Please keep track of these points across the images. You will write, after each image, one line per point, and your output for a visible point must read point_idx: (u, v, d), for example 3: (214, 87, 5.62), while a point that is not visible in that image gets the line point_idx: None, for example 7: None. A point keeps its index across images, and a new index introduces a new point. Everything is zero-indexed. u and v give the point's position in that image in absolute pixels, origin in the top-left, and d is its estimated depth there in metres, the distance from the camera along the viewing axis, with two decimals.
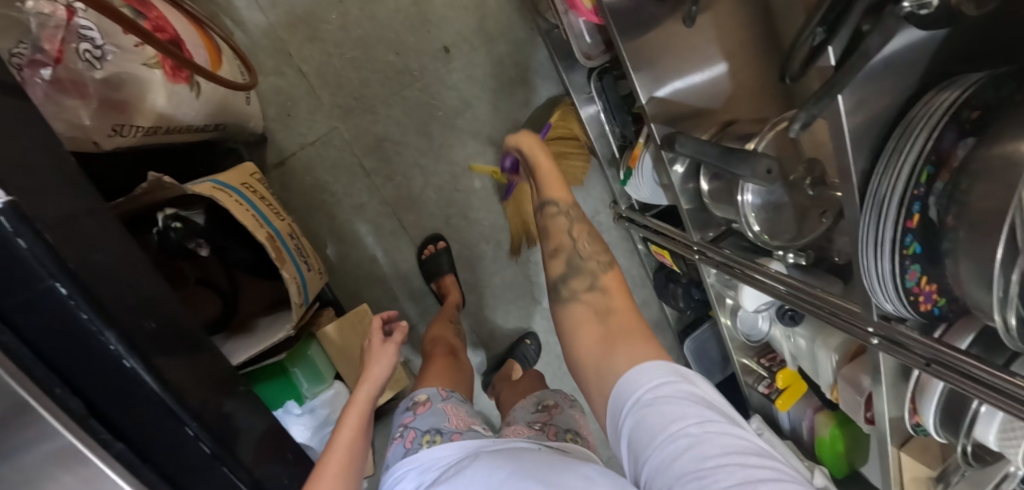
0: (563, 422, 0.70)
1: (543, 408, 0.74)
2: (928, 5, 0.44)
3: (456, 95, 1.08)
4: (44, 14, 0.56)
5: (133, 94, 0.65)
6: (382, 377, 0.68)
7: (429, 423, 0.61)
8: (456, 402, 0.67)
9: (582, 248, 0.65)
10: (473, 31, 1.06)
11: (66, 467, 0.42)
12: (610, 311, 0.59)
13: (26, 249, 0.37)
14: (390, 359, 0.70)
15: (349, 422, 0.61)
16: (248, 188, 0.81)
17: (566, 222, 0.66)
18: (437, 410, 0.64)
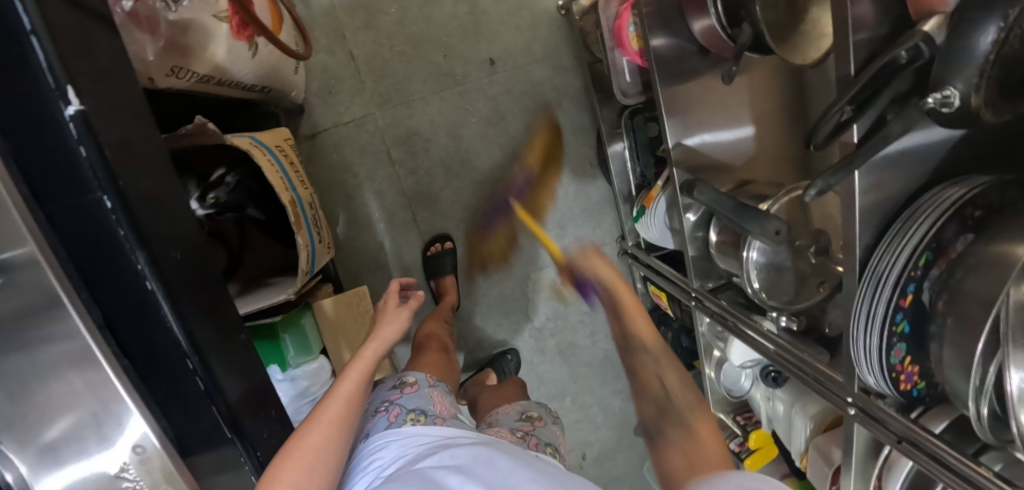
0: (545, 436, 0.74)
1: (527, 418, 0.78)
2: (950, 104, 0.48)
3: (493, 106, 1.11)
4: None
5: (196, 41, 0.68)
6: (393, 339, 0.69)
7: (415, 404, 0.65)
8: (441, 391, 0.70)
9: (670, 382, 0.61)
10: (521, 49, 1.10)
11: (78, 369, 0.43)
12: (699, 460, 0.50)
13: (85, 158, 0.40)
14: (401, 323, 0.72)
15: (351, 371, 0.61)
16: (281, 151, 0.83)
17: (654, 365, 0.63)
18: (423, 394, 0.67)
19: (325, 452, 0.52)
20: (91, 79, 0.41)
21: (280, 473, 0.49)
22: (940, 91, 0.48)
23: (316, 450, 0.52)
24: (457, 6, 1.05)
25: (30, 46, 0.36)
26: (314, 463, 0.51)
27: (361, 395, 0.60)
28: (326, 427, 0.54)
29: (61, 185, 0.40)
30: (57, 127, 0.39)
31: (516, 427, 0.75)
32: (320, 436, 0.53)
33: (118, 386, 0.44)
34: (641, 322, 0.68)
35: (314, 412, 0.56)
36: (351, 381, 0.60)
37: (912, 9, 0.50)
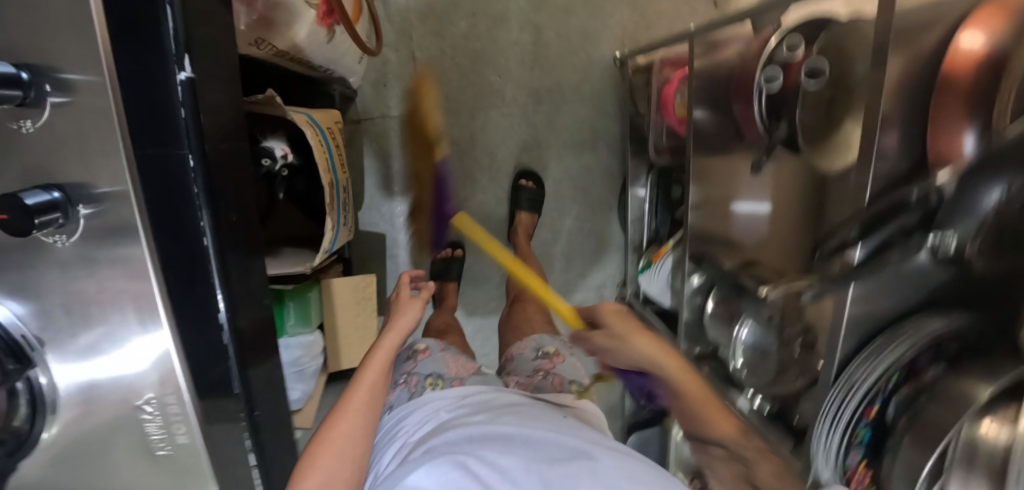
0: (567, 374, 0.84)
1: (543, 355, 0.88)
2: (947, 247, 0.57)
3: (532, 133, 1.16)
4: None
5: (282, 20, 0.73)
6: (408, 326, 0.77)
7: (430, 368, 0.74)
8: (452, 351, 0.79)
9: (758, 473, 0.56)
10: (571, 87, 1.14)
11: (138, 304, 0.46)
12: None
13: (183, 119, 0.45)
14: (415, 311, 0.80)
15: (374, 362, 0.69)
16: (330, 133, 0.88)
17: (730, 452, 0.60)
18: (437, 359, 0.76)
19: (349, 443, 0.60)
20: (202, 49, 0.46)
21: (313, 458, 0.57)
22: (943, 232, 0.56)
23: (339, 439, 0.60)
24: (522, 35, 1.11)
25: (164, 14, 0.42)
26: (341, 454, 0.59)
27: (381, 384, 0.68)
28: (351, 416, 0.63)
29: (154, 139, 0.43)
30: (165, 84, 0.43)
31: (535, 367, 0.86)
32: (347, 426, 0.61)
33: (170, 329, 0.47)
34: (716, 415, 0.63)
35: (342, 400, 0.65)
36: (372, 373, 0.68)
37: (930, 156, 0.56)
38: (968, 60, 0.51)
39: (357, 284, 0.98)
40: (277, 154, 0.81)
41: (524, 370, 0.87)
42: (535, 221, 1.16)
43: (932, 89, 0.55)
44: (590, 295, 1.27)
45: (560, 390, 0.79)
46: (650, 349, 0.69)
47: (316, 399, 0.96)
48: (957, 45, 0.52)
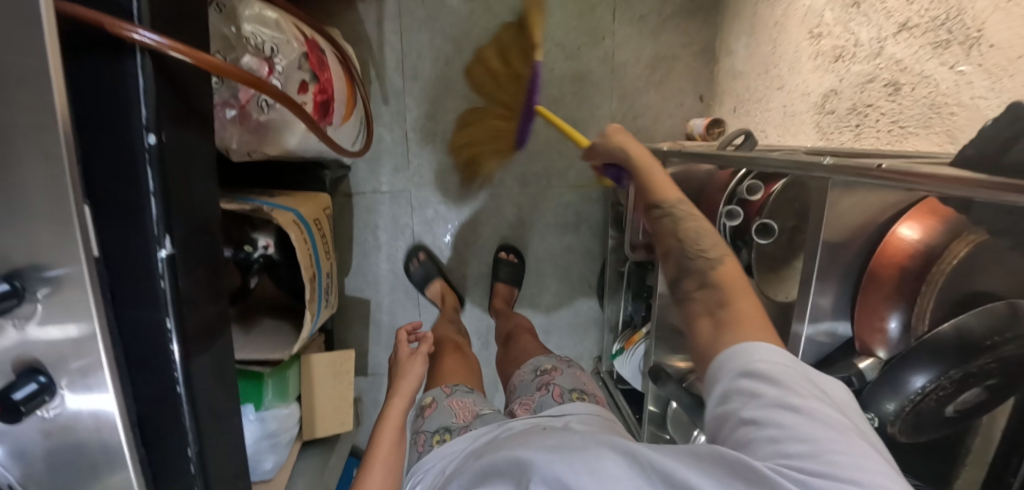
0: (567, 383, 0.80)
1: (543, 372, 0.85)
2: (867, 420, 0.59)
3: (517, 212, 1.22)
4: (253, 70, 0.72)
5: (276, 134, 0.78)
6: (409, 391, 0.87)
7: (438, 422, 0.75)
8: (459, 395, 0.80)
9: (688, 242, 0.68)
10: (556, 171, 1.20)
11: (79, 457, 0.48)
12: (723, 305, 0.61)
13: (163, 289, 0.49)
14: (413, 371, 0.90)
15: (385, 436, 0.78)
16: (316, 224, 0.93)
17: (672, 223, 0.71)
18: (443, 408, 0.78)
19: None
20: (185, 220, 0.51)
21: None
22: (864, 412, 0.59)
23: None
24: None
25: (148, 203, 0.47)
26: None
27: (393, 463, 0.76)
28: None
29: (139, 306, 0.49)
30: (149, 260, 0.48)
31: (538, 386, 0.83)
32: None
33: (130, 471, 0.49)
34: (667, 188, 0.74)
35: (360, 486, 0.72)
36: (386, 449, 0.77)
37: (859, 338, 0.61)
38: (896, 256, 0.55)
39: (336, 360, 1.04)
40: (259, 244, 0.87)
41: (527, 396, 0.82)
42: (514, 292, 1.19)
43: (866, 279, 0.58)
44: None
45: (561, 400, 0.76)
46: (628, 151, 0.78)
47: (288, 471, 0.99)
48: (892, 234, 0.56)
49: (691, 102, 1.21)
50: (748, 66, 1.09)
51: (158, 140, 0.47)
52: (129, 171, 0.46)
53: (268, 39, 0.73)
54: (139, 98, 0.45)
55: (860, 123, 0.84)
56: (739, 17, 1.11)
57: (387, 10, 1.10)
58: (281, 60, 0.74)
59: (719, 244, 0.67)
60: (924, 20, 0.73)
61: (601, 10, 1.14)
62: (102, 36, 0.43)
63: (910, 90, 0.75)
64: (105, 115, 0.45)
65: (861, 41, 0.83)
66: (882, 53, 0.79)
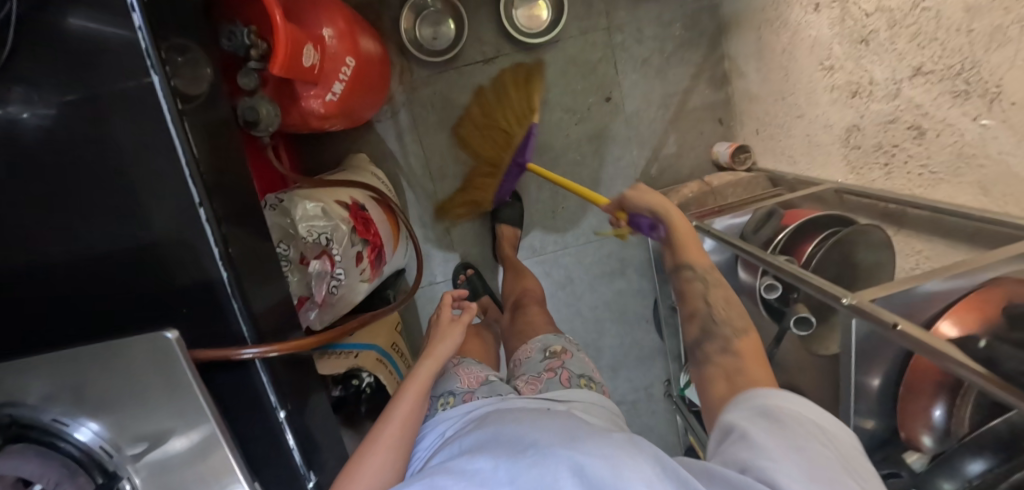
0: (575, 368, 0.77)
1: (553, 354, 0.81)
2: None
3: (564, 271, 1.28)
4: (323, 267, 0.83)
5: (345, 300, 0.90)
6: (445, 355, 0.77)
7: (444, 386, 0.79)
8: (466, 364, 0.83)
9: (717, 310, 0.72)
10: (592, 227, 1.25)
11: None
12: (740, 373, 0.61)
13: None
14: (454, 340, 0.80)
15: (410, 389, 0.71)
16: (394, 346, 1.06)
17: (701, 287, 0.76)
18: (449, 375, 0.81)
19: (380, 474, 0.62)
20: (315, 453, 0.64)
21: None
22: None
23: (372, 471, 0.62)
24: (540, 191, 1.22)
25: (292, 458, 0.61)
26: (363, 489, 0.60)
27: (418, 411, 0.70)
28: (389, 448, 0.65)
29: None
30: None
31: (545, 367, 0.79)
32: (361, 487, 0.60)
33: None
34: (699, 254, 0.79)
35: (375, 432, 0.67)
36: (409, 400, 0.70)
37: (904, 431, 0.64)
38: None
39: None
40: (366, 374, 0.96)
41: (533, 373, 0.78)
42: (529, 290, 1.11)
43: (901, 387, 0.62)
44: (638, 395, 1.39)
45: (569, 385, 0.73)
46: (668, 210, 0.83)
47: None
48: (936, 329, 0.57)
49: (712, 128, 1.21)
50: (763, 91, 1.07)
51: (286, 412, 0.60)
52: (274, 440, 0.60)
53: (322, 231, 0.83)
54: (265, 395, 0.58)
55: (891, 163, 0.83)
56: (744, 41, 1.09)
57: (403, 122, 1.16)
58: (339, 246, 0.84)
59: (746, 316, 0.69)
60: (940, 68, 0.71)
61: (602, 65, 1.15)
62: (224, 360, 0.55)
63: (936, 136, 0.74)
64: (246, 410, 0.58)
65: (876, 79, 0.81)
66: (900, 95, 0.78)
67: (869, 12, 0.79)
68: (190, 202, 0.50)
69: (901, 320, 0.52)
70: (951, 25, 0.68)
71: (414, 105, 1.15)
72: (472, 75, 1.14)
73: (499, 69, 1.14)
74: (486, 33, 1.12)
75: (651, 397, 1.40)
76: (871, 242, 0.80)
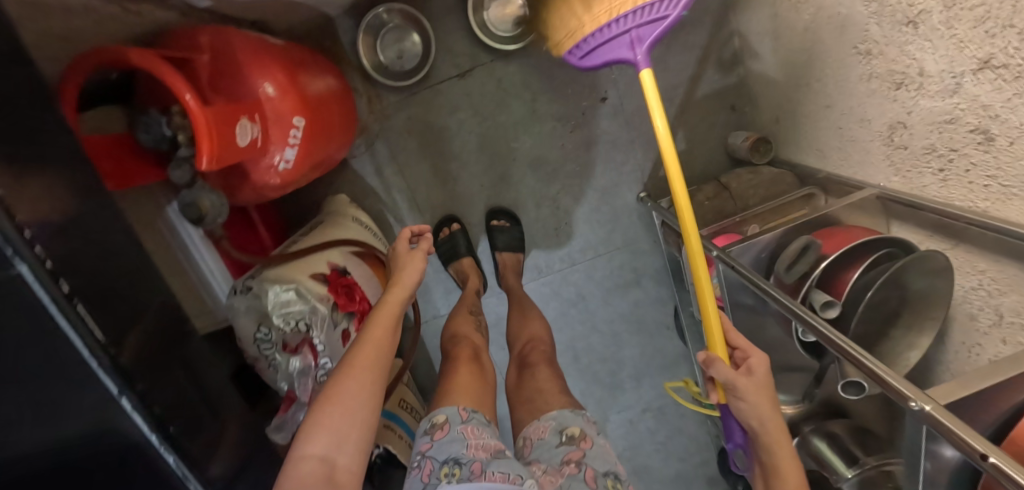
0: (600, 463, 0.60)
1: (570, 440, 0.62)
2: None
3: (576, 290, 1.16)
4: (306, 359, 0.76)
5: None
6: (414, 282, 0.66)
7: (447, 453, 0.56)
8: (478, 426, 0.60)
9: None
10: (601, 241, 1.13)
11: None
12: None
13: None
14: (419, 265, 0.68)
15: (379, 315, 0.61)
16: (401, 405, 0.99)
17: None
18: (454, 435, 0.57)
19: (359, 392, 0.54)
20: None
21: (325, 417, 0.52)
22: None
23: (349, 395, 0.53)
24: (540, 209, 1.09)
25: None
26: (343, 412, 0.52)
27: (390, 339, 0.60)
28: (365, 370, 0.55)
29: None
30: None
31: (563, 460, 0.60)
32: (331, 423, 0.52)
33: None
34: None
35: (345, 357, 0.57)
36: (380, 323, 0.60)
37: None
38: None
39: None
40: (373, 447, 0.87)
41: (549, 465, 0.60)
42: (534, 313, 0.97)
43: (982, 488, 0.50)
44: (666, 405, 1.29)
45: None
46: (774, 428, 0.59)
47: None
48: None
49: (725, 117, 1.06)
50: (783, 76, 0.93)
51: None
52: None
53: (300, 317, 0.76)
54: None
55: (947, 168, 0.69)
56: (755, 18, 0.94)
57: (380, 155, 1.03)
58: (319, 331, 0.76)
59: None
60: (1014, 62, 0.56)
61: None
62: None
63: (1008, 144, 0.60)
64: None
65: (927, 70, 0.67)
66: (960, 91, 0.64)
67: None
68: (107, 397, 0.44)
69: (992, 448, 0.40)
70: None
71: (388, 134, 1.03)
72: (448, 94, 1.01)
73: (477, 82, 1.01)
74: (458, 44, 0.99)
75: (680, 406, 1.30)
76: (924, 267, 0.69)
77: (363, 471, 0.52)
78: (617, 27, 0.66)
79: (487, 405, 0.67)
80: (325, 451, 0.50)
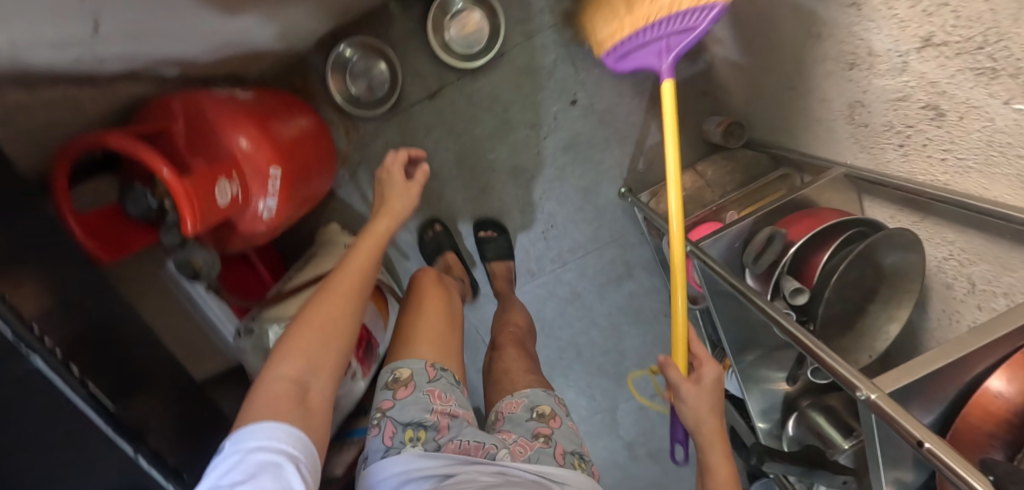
0: (567, 441, 0.64)
1: (542, 418, 0.66)
2: None
3: (570, 288, 1.18)
4: None
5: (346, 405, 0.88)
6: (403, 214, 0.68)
7: (409, 416, 0.58)
8: (445, 386, 0.62)
9: None
10: (588, 239, 1.15)
11: None
12: None
13: None
14: (411, 199, 0.70)
15: (364, 243, 0.63)
16: None
17: None
18: (418, 399, 0.59)
19: (334, 320, 0.54)
20: None
21: (300, 340, 0.52)
22: None
23: (327, 319, 0.54)
24: (525, 216, 1.11)
25: None
26: (319, 340, 0.52)
27: (374, 267, 0.61)
28: (338, 298, 0.56)
29: None
30: None
31: (533, 432, 0.63)
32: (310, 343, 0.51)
33: None
34: None
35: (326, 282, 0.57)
36: (365, 251, 0.62)
37: None
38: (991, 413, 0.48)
39: None
40: None
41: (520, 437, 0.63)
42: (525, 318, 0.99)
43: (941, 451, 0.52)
44: None
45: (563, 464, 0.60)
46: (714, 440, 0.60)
47: None
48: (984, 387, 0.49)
49: (696, 104, 1.07)
50: (748, 60, 0.93)
51: None
52: None
53: None
54: None
55: (905, 144, 0.70)
56: None
57: (364, 182, 1.07)
58: None
59: None
60: (954, 39, 0.57)
61: (560, 67, 1.02)
62: None
63: (959, 118, 0.60)
64: None
65: (876, 50, 0.67)
66: (908, 68, 0.64)
67: None
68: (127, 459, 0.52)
69: (929, 435, 0.43)
70: None
71: (370, 161, 1.06)
72: (421, 116, 1.04)
73: (449, 101, 1.03)
74: (424, 68, 1.02)
75: None
76: (893, 245, 0.70)
77: (334, 395, 0.52)
78: (650, 34, 0.69)
79: (453, 354, 0.68)
80: (299, 374, 0.50)
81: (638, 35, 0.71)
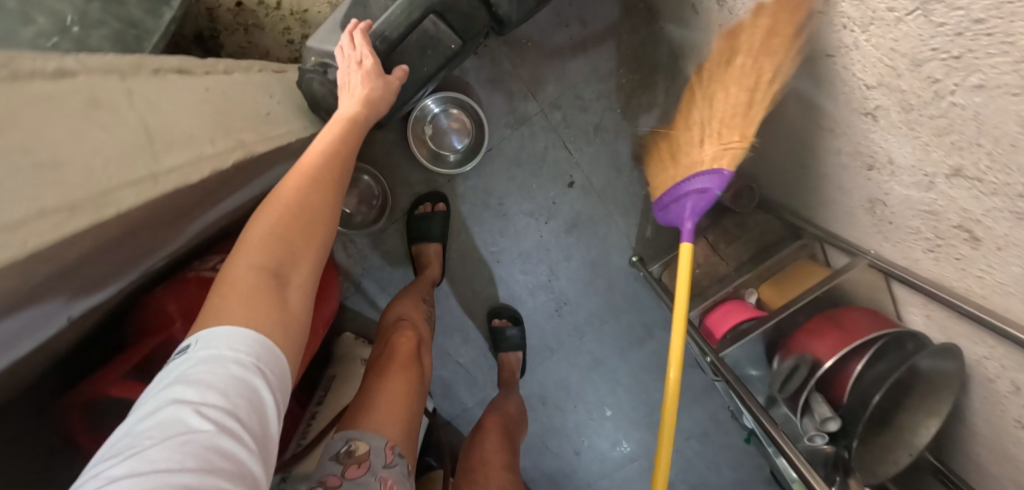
0: None
1: None
2: None
3: (592, 356, 1.15)
4: None
5: None
6: (374, 108, 0.69)
7: None
8: (397, 477, 0.60)
9: None
10: (604, 308, 1.11)
11: None
12: None
13: None
14: (388, 98, 0.71)
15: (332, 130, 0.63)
16: None
17: None
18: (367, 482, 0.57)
19: (309, 206, 0.55)
20: None
21: (272, 213, 0.52)
22: None
23: (290, 197, 0.54)
24: (537, 296, 1.09)
25: None
26: (303, 224, 0.53)
27: (343, 151, 0.62)
28: (304, 182, 0.55)
29: None
30: None
31: None
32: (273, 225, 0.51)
33: None
34: None
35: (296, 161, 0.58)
36: (332, 140, 0.62)
37: None
38: None
39: None
40: None
41: None
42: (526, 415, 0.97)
43: None
44: (704, 427, 1.30)
45: None
46: None
47: None
48: None
49: None
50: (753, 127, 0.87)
51: None
52: None
53: None
54: None
55: (936, 250, 0.64)
56: None
57: (370, 289, 1.05)
58: None
59: None
60: (986, 180, 0.49)
61: (551, 151, 1.01)
62: None
63: (997, 248, 0.54)
64: None
65: (898, 161, 0.60)
66: (936, 187, 0.57)
67: (870, 85, 0.57)
68: None
69: None
70: (999, 136, 0.45)
71: (373, 271, 1.04)
72: None
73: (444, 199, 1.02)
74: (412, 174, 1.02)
75: (720, 426, 1.30)
76: (929, 359, 0.64)
77: (308, 299, 0.52)
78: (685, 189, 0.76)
79: (412, 438, 0.66)
80: (272, 268, 0.49)
81: (677, 189, 0.78)
